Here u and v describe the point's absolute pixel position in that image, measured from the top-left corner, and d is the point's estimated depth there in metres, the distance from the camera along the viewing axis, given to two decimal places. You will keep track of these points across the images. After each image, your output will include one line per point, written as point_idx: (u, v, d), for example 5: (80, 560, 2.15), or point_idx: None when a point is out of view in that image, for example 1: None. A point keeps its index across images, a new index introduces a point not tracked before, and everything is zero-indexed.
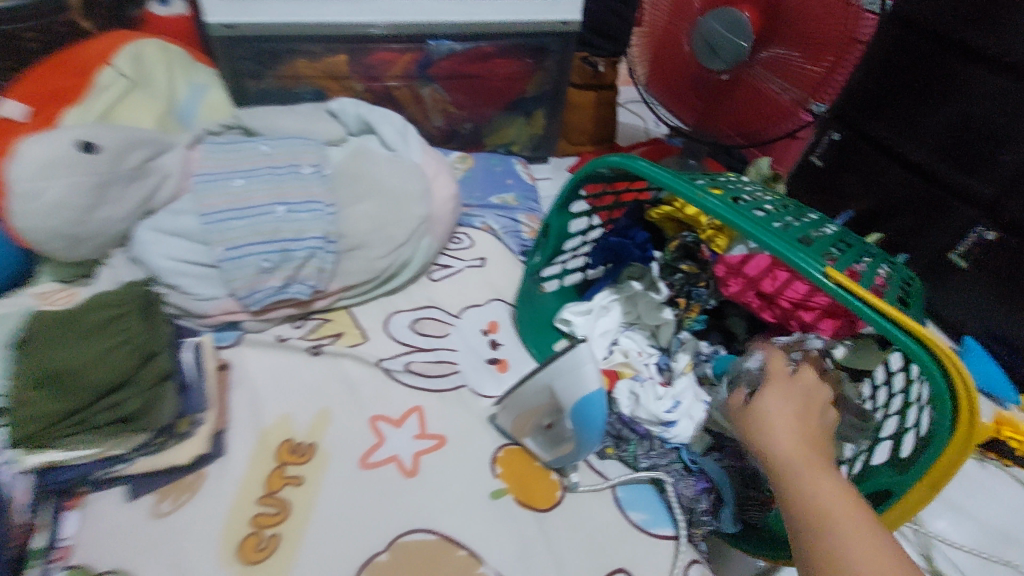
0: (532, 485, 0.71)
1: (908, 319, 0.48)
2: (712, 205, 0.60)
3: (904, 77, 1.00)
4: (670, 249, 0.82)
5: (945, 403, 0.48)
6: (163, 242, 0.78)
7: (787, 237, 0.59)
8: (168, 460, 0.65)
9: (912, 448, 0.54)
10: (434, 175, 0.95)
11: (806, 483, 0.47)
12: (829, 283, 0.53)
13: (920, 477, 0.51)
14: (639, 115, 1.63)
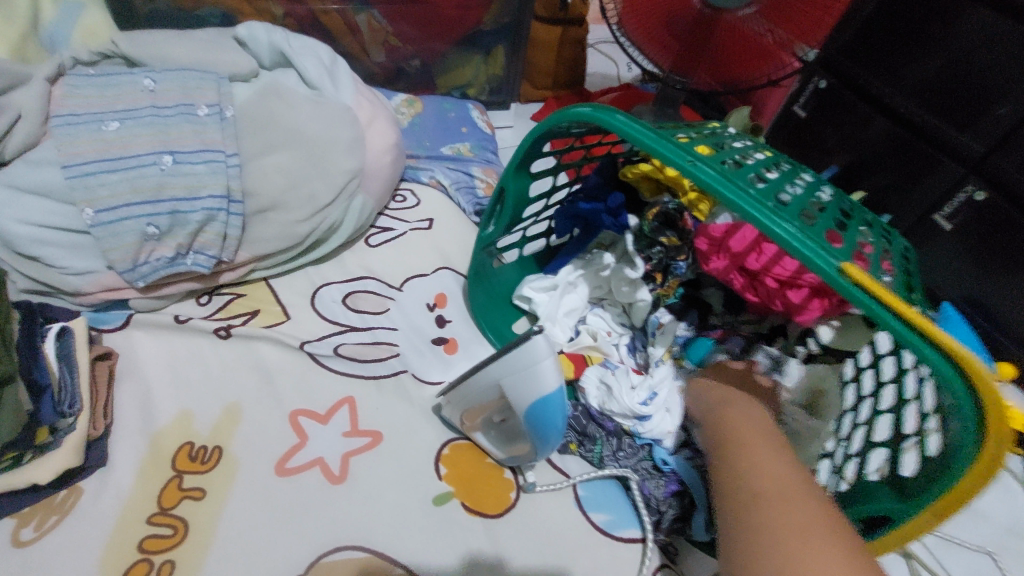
0: (481, 488, 0.61)
1: (920, 322, 0.40)
2: (704, 176, 0.48)
3: (896, 15, 0.87)
4: (649, 219, 0.69)
5: (976, 418, 0.39)
6: (16, 201, 0.61)
7: (789, 217, 0.49)
8: (26, 477, 0.52)
9: (915, 469, 0.47)
10: (369, 120, 0.79)
11: (738, 458, 0.48)
12: (838, 278, 0.44)
13: (934, 499, 0.43)
14: (610, 57, 1.48)
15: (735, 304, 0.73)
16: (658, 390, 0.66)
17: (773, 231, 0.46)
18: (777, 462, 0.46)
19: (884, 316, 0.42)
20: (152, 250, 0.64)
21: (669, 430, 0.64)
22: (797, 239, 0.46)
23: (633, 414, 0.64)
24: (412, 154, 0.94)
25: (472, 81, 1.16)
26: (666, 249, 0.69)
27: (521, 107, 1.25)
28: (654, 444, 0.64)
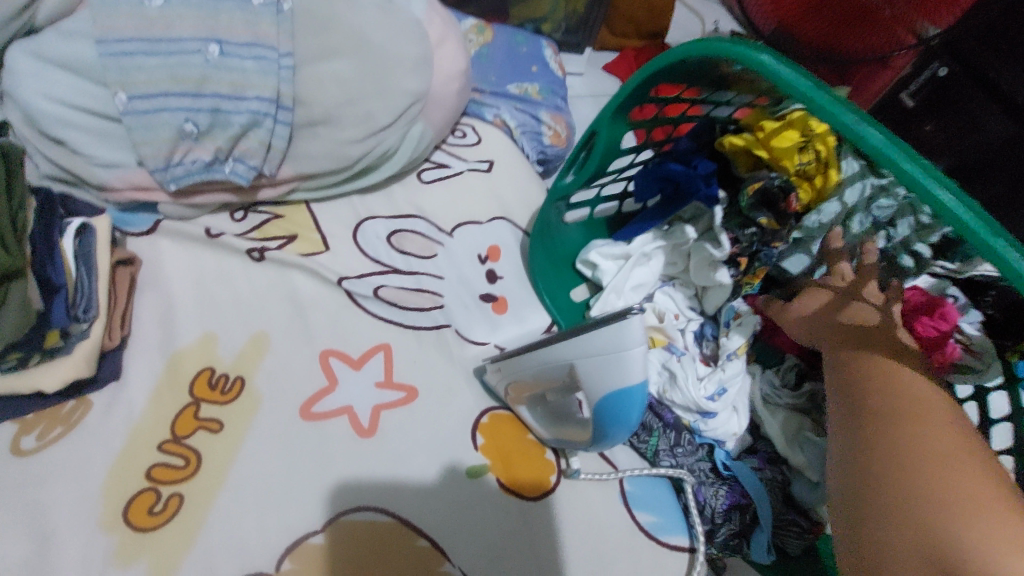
0: (520, 466, 0.55)
1: None
2: (872, 140, 0.38)
3: None
4: (747, 193, 0.56)
5: None
6: (42, 74, 0.54)
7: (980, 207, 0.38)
8: (34, 383, 0.47)
9: None
10: (439, 39, 0.69)
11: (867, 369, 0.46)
12: None
13: None
14: (698, 12, 1.33)
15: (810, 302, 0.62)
16: (728, 388, 0.59)
17: (955, 217, 0.35)
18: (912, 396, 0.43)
19: None
20: (188, 150, 0.57)
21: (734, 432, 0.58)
22: (982, 220, 0.35)
23: (697, 408, 0.58)
24: (477, 87, 0.84)
25: (548, 15, 1.04)
26: (760, 231, 0.58)
27: (593, 55, 1.13)
28: (715, 445, 0.59)
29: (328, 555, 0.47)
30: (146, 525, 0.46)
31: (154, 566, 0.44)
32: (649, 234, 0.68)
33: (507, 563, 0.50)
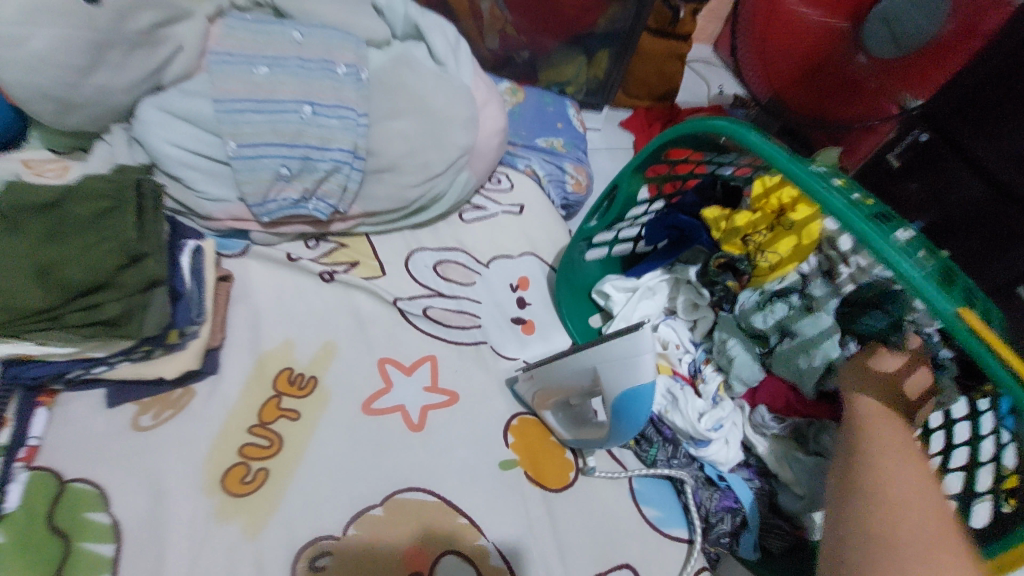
0: (543, 463, 0.65)
1: None
2: None
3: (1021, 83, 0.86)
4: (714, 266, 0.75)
5: None
6: (170, 126, 0.67)
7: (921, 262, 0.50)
8: (156, 371, 0.57)
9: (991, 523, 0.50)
10: (484, 102, 0.83)
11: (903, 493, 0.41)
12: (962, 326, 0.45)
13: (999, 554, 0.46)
14: (704, 77, 1.49)
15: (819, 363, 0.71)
16: (724, 422, 0.67)
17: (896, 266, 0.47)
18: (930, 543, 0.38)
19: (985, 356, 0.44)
20: (280, 189, 0.70)
21: (723, 460, 0.66)
22: (926, 282, 0.47)
23: (692, 434, 0.66)
24: (511, 141, 0.98)
25: (571, 79, 1.19)
26: (726, 290, 0.75)
27: (611, 112, 1.28)
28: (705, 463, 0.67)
29: (385, 526, 0.56)
30: (241, 492, 0.56)
31: (245, 525, 0.54)
32: (658, 271, 0.79)
33: (531, 543, 0.59)
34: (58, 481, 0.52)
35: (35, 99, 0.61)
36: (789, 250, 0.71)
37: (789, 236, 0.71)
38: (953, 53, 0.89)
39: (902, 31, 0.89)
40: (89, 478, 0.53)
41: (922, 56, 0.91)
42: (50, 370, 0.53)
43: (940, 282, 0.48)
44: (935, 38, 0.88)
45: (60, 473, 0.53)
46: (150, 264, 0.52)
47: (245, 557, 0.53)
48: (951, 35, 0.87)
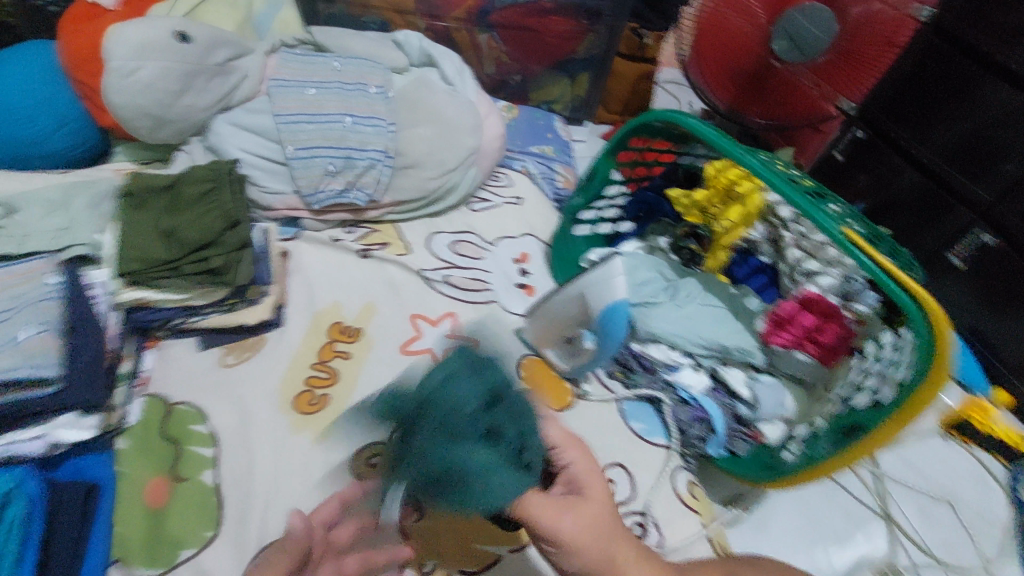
0: (548, 390, 0.79)
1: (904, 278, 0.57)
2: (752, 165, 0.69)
3: (930, 86, 1.05)
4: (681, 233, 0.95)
5: (923, 319, 0.57)
6: (239, 135, 0.85)
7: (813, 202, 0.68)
8: (239, 319, 0.72)
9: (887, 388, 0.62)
10: (486, 113, 1.02)
11: None
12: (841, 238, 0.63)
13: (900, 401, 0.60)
14: (675, 95, 1.70)
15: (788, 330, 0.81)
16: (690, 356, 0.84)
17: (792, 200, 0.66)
18: None
19: (856, 254, 0.61)
20: (328, 183, 0.86)
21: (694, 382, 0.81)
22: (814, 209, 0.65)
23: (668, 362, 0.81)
24: (508, 147, 1.16)
25: (557, 98, 1.39)
26: (692, 252, 0.94)
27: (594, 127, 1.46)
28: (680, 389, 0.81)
29: None
30: (309, 410, 0.70)
31: (313, 435, 0.68)
32: (633, 241, 0.97)
33: None
34: (169, 401, 0.67)
35: (136, 117, 0.81)
36: (738, 215, 0.85)
37: (737, 206, 0.86)
38: (864, 47, 1.04)
39: (802, 39, 1.04)
40: (192, 399, 0.68)
41: (838, 56, 1.06)
42: (162, 315, 0.68)
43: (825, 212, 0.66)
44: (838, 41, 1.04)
45: (169, 396, 0.67)
46: (244, 229, 0.69)
47: (313, 459, 0.67)
48: (855, 36, 1.03)
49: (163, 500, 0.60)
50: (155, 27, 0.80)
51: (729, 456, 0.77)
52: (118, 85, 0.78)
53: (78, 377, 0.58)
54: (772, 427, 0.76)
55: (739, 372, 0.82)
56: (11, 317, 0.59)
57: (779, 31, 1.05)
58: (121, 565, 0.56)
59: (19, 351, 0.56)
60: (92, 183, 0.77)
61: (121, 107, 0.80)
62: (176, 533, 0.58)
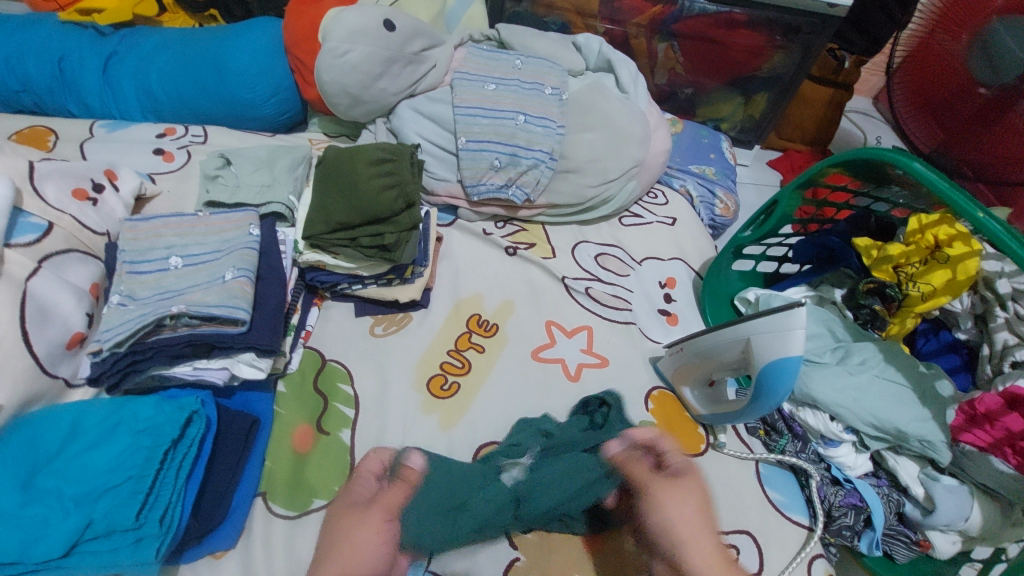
0: (678, 431, 0.73)
1: None
2: (993, 229, 0.59)
3: None
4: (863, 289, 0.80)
5: None
6: (419, 122, 0.90)
7: None
8: (393, 294, 0.76)
9: None
10: (656, 126, 0.97)
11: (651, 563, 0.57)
12: None
13: None
14: (861, 127, 1.51)
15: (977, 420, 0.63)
16: None
17: None
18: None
19: None
20: (489, 177, 0.88)
21: (854, 464, 0.70)
22: None
23: (823, 433, 0.71)
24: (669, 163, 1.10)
25: (727, 117, 1.29)
26: (873, 314, 0.79)
27: (760, 151, 1.36)
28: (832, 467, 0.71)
29: None
30: (440, 395, 0.72)
31: (441, 420, 0.70)
32: (801, 287, 0.87)
33: None
34: (323, 358, 0.73)
35: (338, 95, 0.89)
36: (942, 282, 0.72)
37: (943, 272, 0.72)
38: None
39: (1000, 58, 0.88)
40: (341, 360, 0.73)
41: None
42: (332, 279, 0.74)
43: None
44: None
45: (323, 353, 0.73)
46: (417, 211, 0.73)
47: (437, 443, 0.68)
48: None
49: (307, 448, 0.65)
50: (366, 13, 0.86)
51: (881, 558, 0.68)
52: (328, 64, 0.86)
53: (262, 322, 0.64)
54: (944, 539, 0.66)
55: (913, 464, 0.70)
56: (220, 259, 0.65)
57: (982, 47, 0.91)
58: (264, 498, 0.61)
59: (223, 290, 0.62)
60: (291, 149, 0.85)
61: (328, 84, 0.87)
62: (313, 483, 0.63)
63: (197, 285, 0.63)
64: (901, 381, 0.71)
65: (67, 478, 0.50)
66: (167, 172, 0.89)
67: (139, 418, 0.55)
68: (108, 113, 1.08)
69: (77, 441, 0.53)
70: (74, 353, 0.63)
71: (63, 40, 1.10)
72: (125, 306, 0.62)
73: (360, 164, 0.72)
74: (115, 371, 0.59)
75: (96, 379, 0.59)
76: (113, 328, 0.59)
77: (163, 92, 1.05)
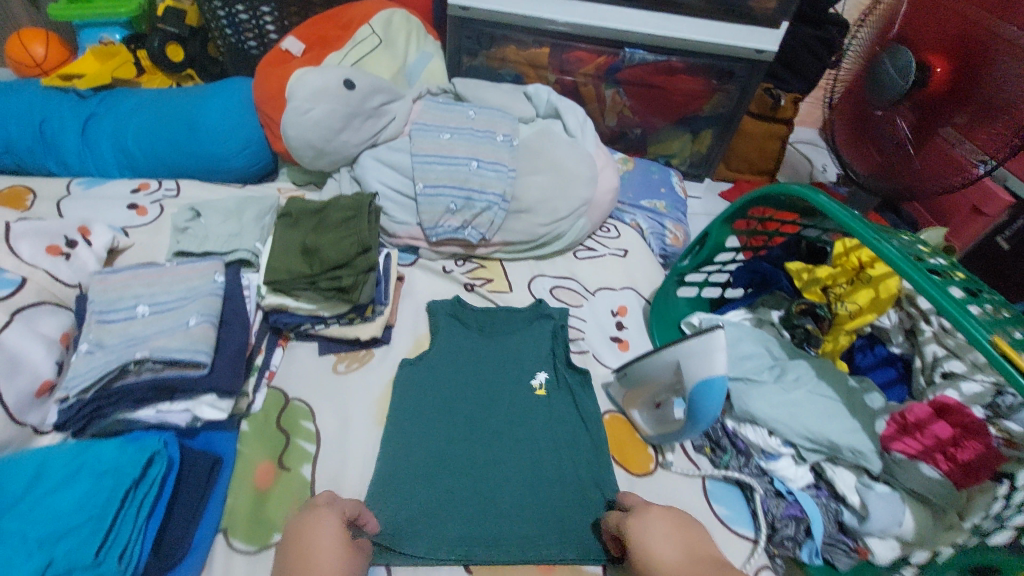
0: (628, 450, 0.77)
1: None
2: (891, 255, 0.67)
3: None
4: (795, 310, 0.85)
5: None
6: (381, 170, 0.96)
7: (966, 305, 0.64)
8: (354, 332, 0.80)
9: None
10: (603, 166, 1.04)
11: None
12: (992, 351, 0.58)
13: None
14: (806, 157, 1.62)
15: (902, 429, 0.72)
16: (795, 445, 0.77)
17: (940, 303, 0.62)
18: None
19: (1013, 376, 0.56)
20: (446, 220, 0.94)
21: (795, 477, 0.74)
22: (966, 317, 0.61)
23: (763, 448, 0.75)
24: (620, 199, 1.17)
25: (677, 153, 1.38)
26: (807, 332, 0.84)
27: (711, 185, 1.43)
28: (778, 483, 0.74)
29: (503, 472, 0.73)
30: (400, 426, 0.75)
31: (399, 448, 0.73)
32: (741, 309, 0.92)
33: (612, 507, 0.71)
34: (285, 397, 0.76)
35: (303, 148, 0.95)
36: (866, 300, 0.81)
37: (867, 289, 0.82)
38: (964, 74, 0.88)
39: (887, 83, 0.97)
40: (304, 398, 0.76)
41: (947, 81, 0.89)
42: (294, 320, 0.77)
43: (970, 312, 0.62)
44: (945, 68, 0.89)
45: (286, 392, 0.76)
46: (373, 255, 0.78)
47: (397, 467, 0.71)
48: (955, 57, 0.88)
49: (269, 484, 0.67)
50: (328, 74, 0.94)
51: (825, 567, 0.69)
52: (293, 120, 0.93)
53: (225, 365, 0.67)
54: (884, 546, 0.68)
55: (850, 474, 0.73)
56: (185, 307, 0.69)
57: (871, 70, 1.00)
58: (225, 534, 0.62)
59: (187, 336, 0.65)
60: (258, 203, 0.92)
61: (293, 138, 0.94)
62: (274, 517, 0.65)
63: (163, 330, 0.67)
64: (831, 396, 0.77)
65: (31, 521, 0.53)
66: (141, 224, 0.94)
67: (101, 460, 0.57)
68: (87, 172, 1.13)
69: (41, 484, 0.55)
70: (43, 402, 0.66)
71: (43, 104, 1.15)
72: (93, 354, 0.66)
73: (329, 221, 0.79)
74: (80, 417, 0.61)
75: (62, 426, 0.61)
76: (79, 377, 0.62)
77: (139, 150, 1.11)
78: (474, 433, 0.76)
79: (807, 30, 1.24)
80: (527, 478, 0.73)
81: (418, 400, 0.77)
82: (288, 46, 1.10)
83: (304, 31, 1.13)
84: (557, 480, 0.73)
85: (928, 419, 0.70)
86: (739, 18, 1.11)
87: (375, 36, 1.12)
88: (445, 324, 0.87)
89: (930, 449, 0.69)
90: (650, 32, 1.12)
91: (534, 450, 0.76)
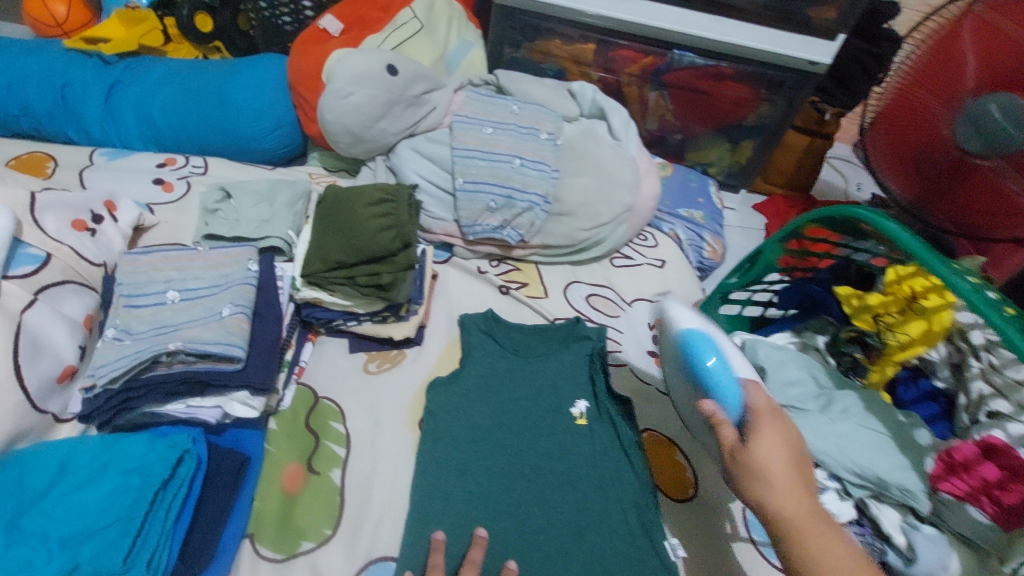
0: (669, 473, 0.74)
1: None
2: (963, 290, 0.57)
3: None
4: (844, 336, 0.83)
5: None
6: (418, 161, 0.93)
7: None
8: (387, 331, 0.77)
9: None
10: (647, 172, 1.00)
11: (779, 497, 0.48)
12: None
13: None
14: (841, 173, 1.58)
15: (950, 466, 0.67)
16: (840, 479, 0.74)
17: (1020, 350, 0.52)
18: (793, 491, 0.48)
19: None
20: (484, 218, 0.90)
21: (838, 512, 0.72)
22: None
23: None
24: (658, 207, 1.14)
25: (714, 162, 1.34)
26: (854, 361, 0.83)
27: (746, 196, 1.40)
28: None
29: (538, 491, 0.69)
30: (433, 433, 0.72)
31: (431, 456, 0.69)
32: (786, 332, 0.89)
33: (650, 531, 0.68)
34: (315, 395, 0.73)
35: (340, 133, 0.91)
36: (918, 332, 0.75)
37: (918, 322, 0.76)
38: None
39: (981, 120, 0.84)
40: (334, 397, 0.73)
41: None
42: (327, 315, 0.74)
43: None
44: None
45: (316, 390, 0.74)
46: (414, 251, 0.74)
47: (428, 476, 0.67)
48: None
49: (297, 488, 0.65)
50: (370, 58, 0.89)
51: None
52: (332, 103, 0.88)
53: (258, 361, 0.64)
54: None
55: (895, 512, 0.71)
56: (218, 295, 0.66)
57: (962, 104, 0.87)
58: (252, 539, 0.60)
59: (220, 326, 0.62)
60: (291, 188, 0.88)
61: (331, 123, 0.90)
62: (301, 524, 0.62)
63: (193, 319, 0.64)
64: (880, 429, 0.73)
65: (55, 519, 0.50)
66: (167, 202, 0.90)
67: (129, 456, 0.54)
68: (109, 141, 1.08)
69: (65, 481, 0.52)
70: (64, 388, 0.63)
71: (66, 67, 1.11)
72: (120, 341, 0.62)
73: (363, 207, 0.73)
74: (107, 408, 0.59)
75: (87, 416, 0.59)
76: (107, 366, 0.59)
77: (165, 122, 1.07)
78: (514, 461, 0.71)
79: (861, 44, 1.20)
80: (571, 522, 0.67)
81: (452, 405, 0.74)
82: (325, 24, 1.06)
83: (342, 9, 1.08)
84: (602, 525, 0.68)
85: (974, 459, 0.66)
86: (797, 26, 1.06)
87: (416, 20, 1.08)
88: (478, 341, 0.81)
89: (975, 491, 0.65)
90: (702, 34, 1.07)
91: (577, 492, 0.70)
